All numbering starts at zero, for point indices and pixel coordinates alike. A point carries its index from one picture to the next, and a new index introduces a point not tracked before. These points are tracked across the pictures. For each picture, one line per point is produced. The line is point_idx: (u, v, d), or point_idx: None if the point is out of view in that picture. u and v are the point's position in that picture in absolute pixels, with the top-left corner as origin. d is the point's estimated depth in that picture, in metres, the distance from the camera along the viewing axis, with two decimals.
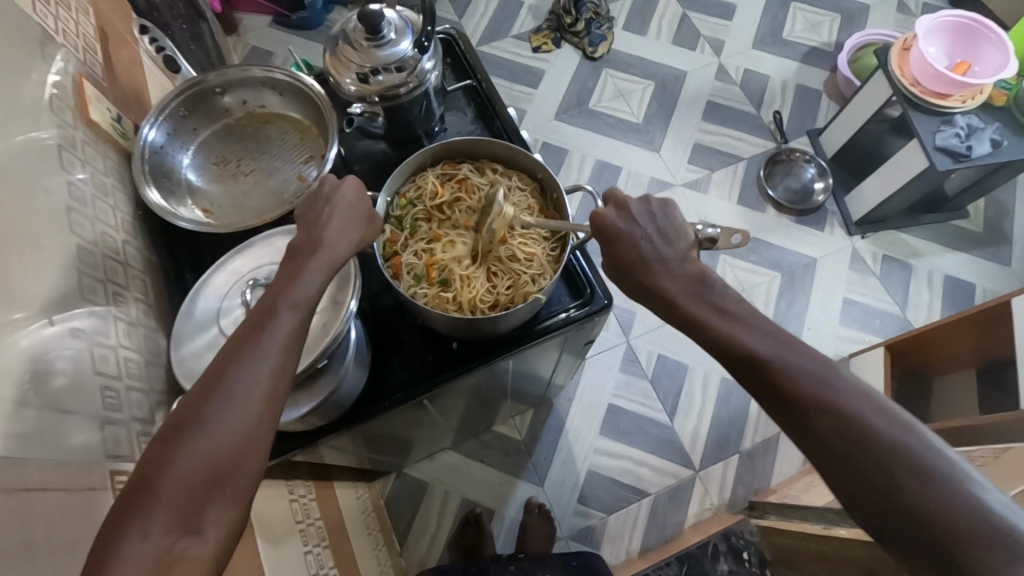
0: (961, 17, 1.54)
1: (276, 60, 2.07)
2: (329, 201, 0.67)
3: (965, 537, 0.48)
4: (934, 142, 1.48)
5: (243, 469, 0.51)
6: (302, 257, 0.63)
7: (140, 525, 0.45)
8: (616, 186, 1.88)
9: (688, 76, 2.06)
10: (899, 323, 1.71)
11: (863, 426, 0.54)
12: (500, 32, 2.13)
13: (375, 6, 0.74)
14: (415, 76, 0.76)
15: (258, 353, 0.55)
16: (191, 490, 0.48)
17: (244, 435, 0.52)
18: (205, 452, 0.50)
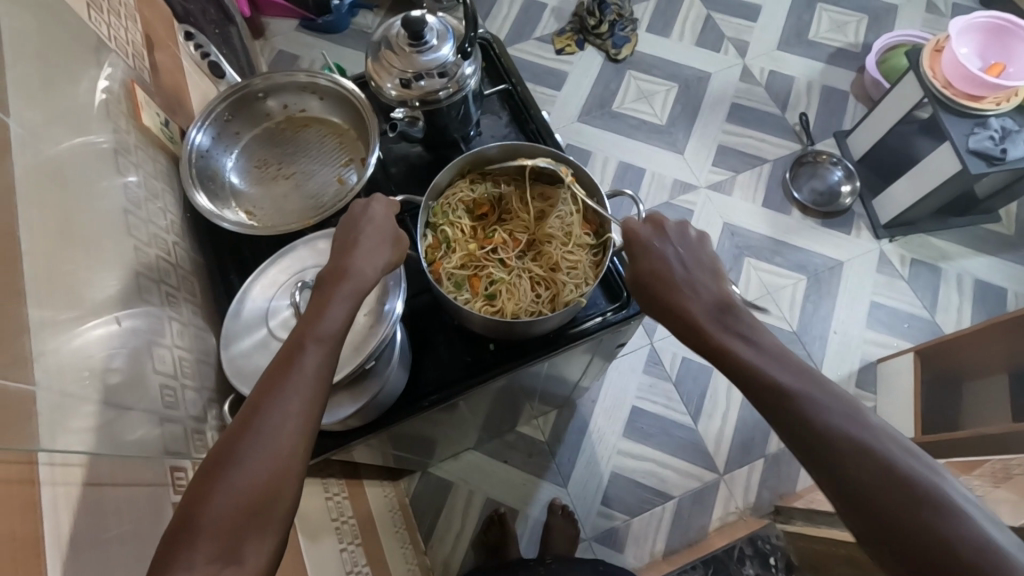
0: (993, 18, 1.51)
1: (302, 63, 2.10)
2: (357, 225, 0.68)
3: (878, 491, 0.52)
4: (967, 145, 1.45)
5: (280, 499, 0.51)
6: (332, 281, 0.64)
7: (184, 561, 0.46)
8: (639, 188, 1.88)
9: (712, 77, 2.05)
10: (928, 327, 1.69)
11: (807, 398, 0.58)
12: (523, 34, 2.14)
13: (417, 13, 0.76)
14: (456, 81, 0.77)
15: (289, 387, 0.55)
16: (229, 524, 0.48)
17: (280, 466, 0.52)
18: (242, 486, 0.50)
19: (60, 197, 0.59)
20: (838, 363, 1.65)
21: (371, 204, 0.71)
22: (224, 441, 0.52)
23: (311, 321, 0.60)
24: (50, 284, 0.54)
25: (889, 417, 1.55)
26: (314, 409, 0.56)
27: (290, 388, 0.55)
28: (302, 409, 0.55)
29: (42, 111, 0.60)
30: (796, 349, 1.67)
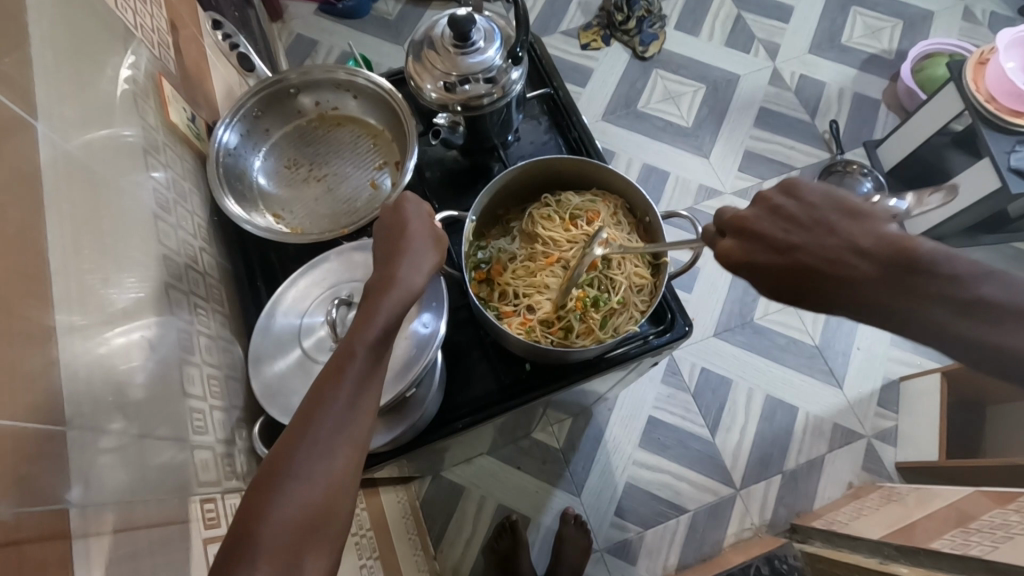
0: None
1: (320, 50, 2.05)
2: (401, 227, 0.65)
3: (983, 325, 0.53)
4: (1007, 163, 1.41)
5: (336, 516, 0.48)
6: (377, 288, 0.61)
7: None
8: (662, 192, 1.84)
9: (741, 80, 1.99)
10: None
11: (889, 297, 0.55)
12: (548, 27, 2.08)
13: (465, 13, 0.71)
14: (501, 87, 0.73)
15: (338, 399, 0.52)
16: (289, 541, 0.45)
17: (335, 481, 0.49)
18: (300, 501, 0.47)
19: (85, 203, 0.55)
20: (859, 380, 1.62)
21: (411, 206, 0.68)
22: (274, 456, 0.49)
23: (358, 329, 0.57)
24: (73, 299, 0.50)
25: (910, 436, 1.52)
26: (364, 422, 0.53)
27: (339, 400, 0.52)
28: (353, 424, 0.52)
29: (67, 107, 0.56)
30: (818, 363, 1.64)
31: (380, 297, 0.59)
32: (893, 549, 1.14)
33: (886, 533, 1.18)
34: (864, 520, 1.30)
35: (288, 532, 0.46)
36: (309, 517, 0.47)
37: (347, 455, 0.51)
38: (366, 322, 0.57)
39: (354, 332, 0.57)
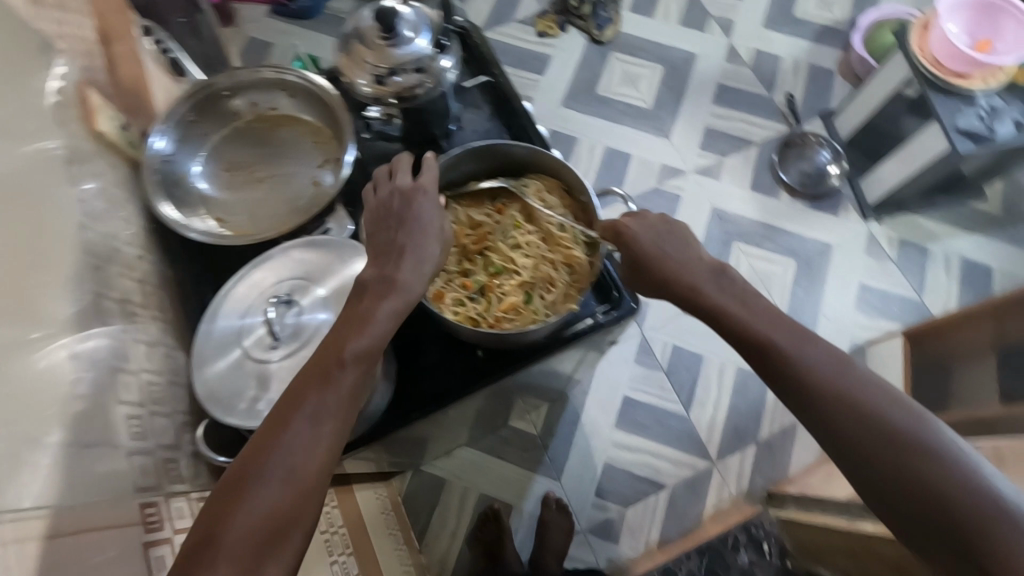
0: None
1: (274, 52, 2.02)
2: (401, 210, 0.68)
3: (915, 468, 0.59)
4: (955, 124, 1.43)
5: (297, 525, 0.53)
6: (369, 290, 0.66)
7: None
8: (626, 175, 1.85)
9: (698, 58, 2.01)
10: (915, 309, 1.69)
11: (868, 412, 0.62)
12: (504, 16, 2.07)
13: (390, 5, 0.71)
14: (433, 77, 0.73)
15: (319, 394, 0.58)
16: (253, 544, 0.50)
17: (300, 491, 0.54)
18: (266, 508, 0.51)
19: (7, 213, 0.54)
20: None
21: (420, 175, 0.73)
22: (254, 445, 0.55)
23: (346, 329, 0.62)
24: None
25: None
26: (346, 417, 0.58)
27: (317, 396, 0.57)
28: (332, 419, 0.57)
29: None
30: None
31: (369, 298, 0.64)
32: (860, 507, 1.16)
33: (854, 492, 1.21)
34: (835, 482, 1.33)
35: (261, 517, 0.51)
36: (274, 522, 0.52)
37: (321, 446, 0.56)
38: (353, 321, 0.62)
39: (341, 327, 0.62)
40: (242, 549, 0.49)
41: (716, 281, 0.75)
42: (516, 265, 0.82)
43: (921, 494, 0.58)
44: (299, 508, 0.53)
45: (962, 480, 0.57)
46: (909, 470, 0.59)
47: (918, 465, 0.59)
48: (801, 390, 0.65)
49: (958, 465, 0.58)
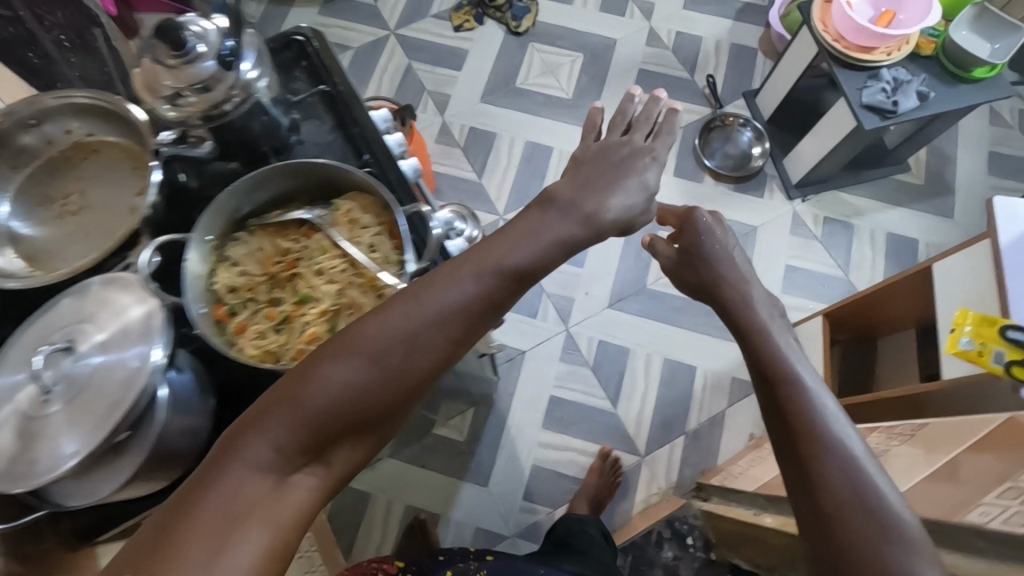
0: None
1: None
2: (630, 159, 0.75)
3: (844, 516, 0.60)
4: (860, 99, 1.40)
5: (350, 438, 0.54)
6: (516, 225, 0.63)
7: (274, 434, 0.51)
8: (548, 169, 1.81)
9: (618, 44, 1.96)
10: (841, 286, 1.68)
11: (848, 461, 0.62)
12: (419, 11, 2.01)
13: (176, 20, 0.67)
14: (238, 91, 0.71)
15: (456, 314, 0.57)
16: (310, 428, 0.52)
17: (380, 392, 0.54)
18: (336, 395, 0.53)
19: None
20: None
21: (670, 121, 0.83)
22: (353, 334, 0.55)
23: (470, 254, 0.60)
24: None
25: None
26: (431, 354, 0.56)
27: (421, 322, 0.55)
28: (437, 342, 0.56)
29: None
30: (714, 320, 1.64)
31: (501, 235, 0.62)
32: (765, 499, 1.14)
33: (762, 483, 1.19)
34: (753, 471, 1.32)
35: (349, 419, 0.54)
36: (346, 414, 0.53)
37: (421, 375, 0.56)
38: (485, 257, 0.59)
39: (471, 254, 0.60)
40: (296, 440, 0.51)
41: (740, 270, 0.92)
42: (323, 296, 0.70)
43: (829, 515, 0.61)
44: (376, 414, 0.55)
45: (862, 519, 0.59)
46: (824, 480, 0.62)
47: (870, 516, 0.59)
48: (792, 406, 0.67)
49: (876, 512, 0.59)
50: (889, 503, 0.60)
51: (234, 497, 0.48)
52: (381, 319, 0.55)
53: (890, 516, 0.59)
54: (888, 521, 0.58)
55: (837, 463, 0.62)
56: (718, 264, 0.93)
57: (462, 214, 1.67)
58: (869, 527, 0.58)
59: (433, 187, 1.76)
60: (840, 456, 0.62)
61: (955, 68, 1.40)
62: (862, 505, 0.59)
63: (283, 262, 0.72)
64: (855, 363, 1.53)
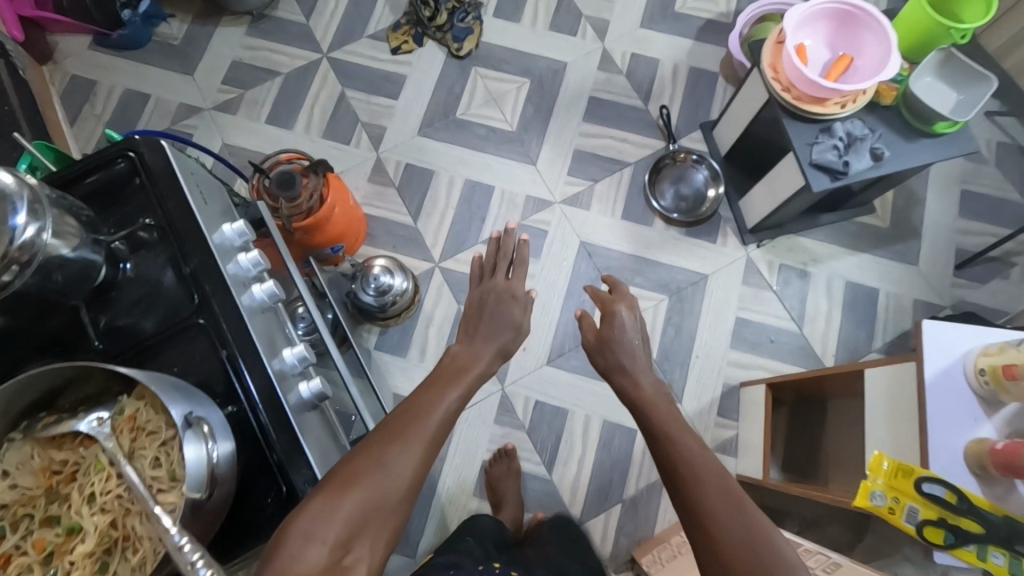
0: (838, 3, 1.29)
1: (99, 91, 1.82)
2: (509, 301, 1.08)
3: (720, 543, 0.70)
4: (809, 157, 1.28)
5: (383, 525, 0.67)
6: (455, 370, 0.95)
7: (327, 516, 0.64)
8: (487, 210, 1.70)
9: (568, 68, 1.82)
10: (794, 342, 1.58)
11: (745, 534, 0.70)
12: (354, 32, 1.86)
13: None
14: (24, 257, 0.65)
15: (440, 423, 0.79)
16: (361, 511, 0.66)
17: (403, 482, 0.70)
18: (376, 483, 0.68)
19: None
20: (696, 394, 1.55)
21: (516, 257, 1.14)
22: (385, 435, 0.74)
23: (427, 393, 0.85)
24: None
25: (746, 446, 1.47)
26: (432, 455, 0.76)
27: (420, 429, 0.76)
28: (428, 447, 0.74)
29: None
30: None
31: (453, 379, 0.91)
32: None
33: None
34: (682, 558, 1.25)
35: (372, 510, 0.66)
36: (379, 502, 0.67)
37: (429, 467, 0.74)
38: (451, 389, 0.87)
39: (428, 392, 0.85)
40: (347, 522, 0.64)
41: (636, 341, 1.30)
42: (93, 530, 0.63)
43: (720, 555, 0.70)
44: (398, 502, 0.69)
45: (743, 553, 0.68)
46: (706, 507, 0.74)
47: (751, 540, 0.69)
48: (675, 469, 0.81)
49: (754, 537, 0.70)
50: (763, 538, 0.69)
51: (301, 564, 0.59)
52: (400, 424, 0.76)
53: (762, 539, 0.69)
54: (758, 544, 0.69)
55: (713, 496, 0.74)
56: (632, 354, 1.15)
57: (392, 267, 1.56)
58: (744, 555, 0.68)
59: (365, 232, 1.65)
60: (718, 479, 0.77)
61: (914, 121, 1.27)
62: (745, 541, 0.69)
63: (58, 478, 0.65)
64: (799, 427, 1.48)
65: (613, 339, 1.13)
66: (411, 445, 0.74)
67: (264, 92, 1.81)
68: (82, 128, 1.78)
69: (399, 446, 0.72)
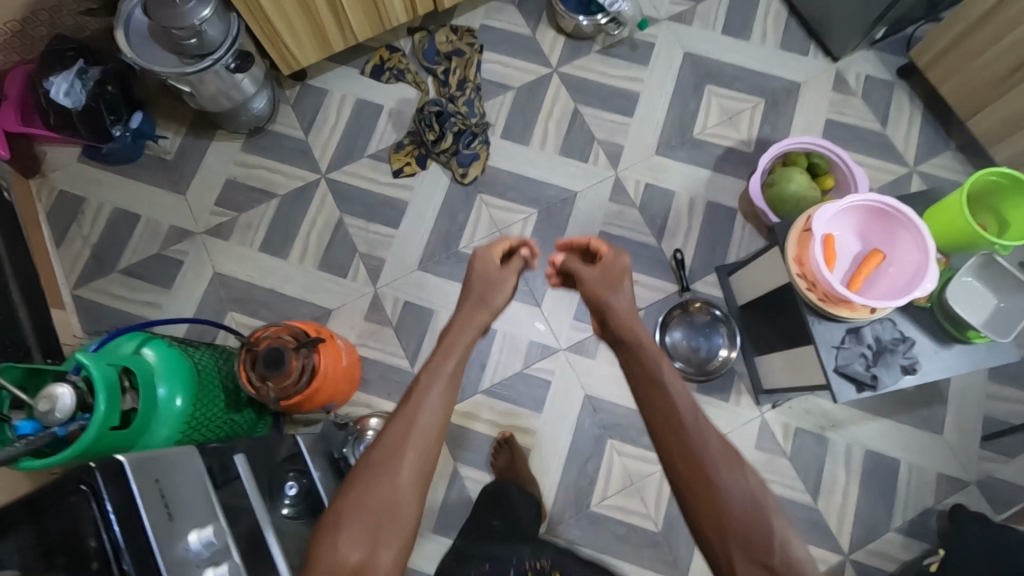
0: (874, 201, 1.17)
1: (87, 208, 1.74)
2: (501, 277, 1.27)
3: (665, 412, 1.00)
4: (834, 362, 1.19)
5: (414, 438, 0.97)
6: (445, 341, 1.14)
7: (382, 481, 0.93)
8: (488, 355, 1.61)
9: (578, 198, 1.73)
10: (809, 517, 1.50)
11: (689, 403, 1.01)
12: (354, 151, 1.77)
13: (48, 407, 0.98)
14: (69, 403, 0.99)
15: (427, 422, 0.99)
16: (410, 483, 0.94)
17: (434, 419, 1.00)
18: (413, 441, 0.97)
19: None
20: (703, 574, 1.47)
21: (522, 244, 1.36)
22: (427, 366, 1.09)
23: (416, 395, 1.02)
24: None
25: None
26: (429, 460, 0.98)
27: (419, 422, 0.99)
28: (413, 456, 0.96)
29: None
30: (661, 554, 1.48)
31: (466, 324, 1.19)
32: None
33: None
34: None
35: (376, 516, 0.91)
36: (426, 436, 0.98)
37: (420, 422, 0.99)
38: (436, 382, 1.05)
39: (436, 353, 1.12)
40: (417, 475, 0.95)
41: (602, 279, 1.26)
42: None
43: (662, 442, 1.00)
44: (423, 446, 0.98)
45: (684, 423, 0.98)
46: (658, 401, 1.02)
47: (698, 456, 0.95)
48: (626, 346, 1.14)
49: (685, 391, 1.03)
50: (739, 477, 0.94)
51: (339, 566, 0.86)
52: (405, 410, 1.00)
53: (743, 502, 0.92)
54: (755, 512, 0.91)
55: (688, 403, 1.01)
56: (600, 299, 1.23)
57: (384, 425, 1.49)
58: (729, 484, 0.93)
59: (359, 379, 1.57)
60: (685, 401, 1.01)
61: (948, 323, 1.19)
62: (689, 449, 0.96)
63: None
64: None
65: (582, 274, 1.28)
66: (427, 419, 1.00)
67: (258, 216, 1.72)
68: (68, 250, 1.71)
69: (415, 423, 0.98)
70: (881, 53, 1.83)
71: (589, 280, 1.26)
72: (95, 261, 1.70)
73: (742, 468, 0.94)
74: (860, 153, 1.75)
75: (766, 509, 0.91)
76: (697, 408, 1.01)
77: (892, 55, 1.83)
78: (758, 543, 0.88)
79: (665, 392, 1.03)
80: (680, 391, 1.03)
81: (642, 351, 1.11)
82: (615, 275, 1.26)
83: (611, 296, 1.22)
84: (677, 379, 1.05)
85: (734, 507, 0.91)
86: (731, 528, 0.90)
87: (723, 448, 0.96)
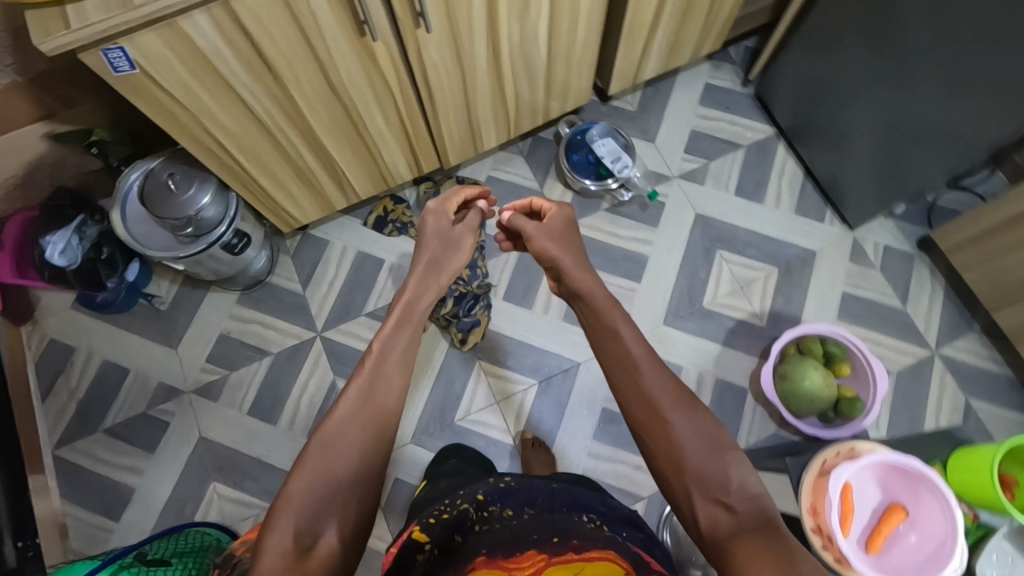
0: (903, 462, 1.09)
1: (76, 358, 1.70)
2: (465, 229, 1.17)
3: (621, 373, 0.86)
4: None
5: (384, 391, 0.84)
6: (404, 296, 1.01)
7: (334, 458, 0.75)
8: None
9: (580, 369, 1.66)
10: None
11: (648, 364, 0.85)
12: (351, 308, 1.72)
13: None
14: None
15: (386, 367, 0.87)
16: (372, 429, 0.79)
17: (395, 372, 0.87)
18: (373, 398, 0.82)
19: None
20: None
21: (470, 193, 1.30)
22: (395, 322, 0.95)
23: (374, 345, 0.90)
24: None
25: None
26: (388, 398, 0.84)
27: (375, 370, 0.86)
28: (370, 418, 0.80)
29: None
30: None
31: (427, 274, 1.06)
32: None
33: None
34: None
35: (322, 485, 0.73)
36: (381, 385, 0.84)
37: (380, 373, 0.86)
38: (405, 330, 0.94)
39: (403, 301, 1.00)
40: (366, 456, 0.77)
41: (548, 228, 1.15)
42: None
43: (624, 395, 0.84)
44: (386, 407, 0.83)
45: (637, 384, 0.84)
46: (618, 370, 0.87)
47: (652, 403, 0.80)
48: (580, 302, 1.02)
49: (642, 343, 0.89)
50: (694, 434, 0.76)
51: (278, 536, 0.68)
52: (362, 368, 0.86)
53: (698, 456, 0.74)
54: (713, 451, 0.75)
55: (635, 343, 0.88)
56: (541, 239, 1.13)
57: None
58: (687, 444, 0.75)
59: None
60: (639, 356, 0.86)
61: None
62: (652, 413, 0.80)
63: None
64: None
65: (528, 227, 1.15)
66: (386, 364, 0.87)
67: (248, 376, 1.67)
68: (53, 405, 1.66)
69: (375, 378, 0.84)
70: (901, 222, 1.76)
71: (534, 228, 1.14)
72: (79, 418, 1.64)
73: (705, 426, 0.77)
74: (878, 332, 1.67)
75: (730, 452, 0.75)
76: (654, 364, 0.85)
77: (912, 225, 1.76)
78: (719, 483, 0.72)
79: (617, 345, 0.89)
80: (637, 344, 0.88)
81: (597, 309, 0.97)
82: (563, 228, 1.16)
83: (563, 260, 1.08)
84: (638, 339, 0.89)
85: (675, 435, 0.76)
86: (691, 470, 0.74)
87: (677, 390, 0.82)
